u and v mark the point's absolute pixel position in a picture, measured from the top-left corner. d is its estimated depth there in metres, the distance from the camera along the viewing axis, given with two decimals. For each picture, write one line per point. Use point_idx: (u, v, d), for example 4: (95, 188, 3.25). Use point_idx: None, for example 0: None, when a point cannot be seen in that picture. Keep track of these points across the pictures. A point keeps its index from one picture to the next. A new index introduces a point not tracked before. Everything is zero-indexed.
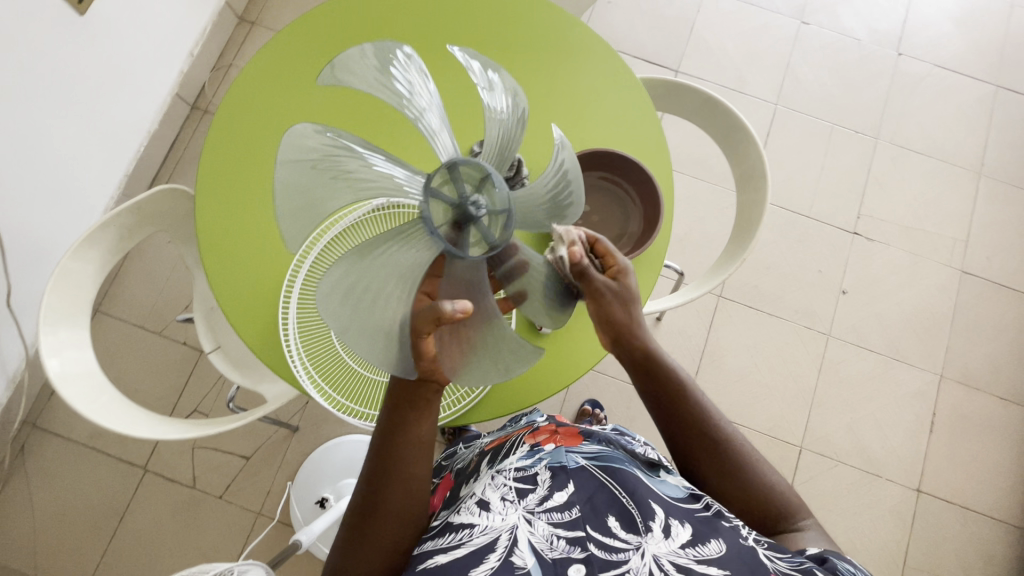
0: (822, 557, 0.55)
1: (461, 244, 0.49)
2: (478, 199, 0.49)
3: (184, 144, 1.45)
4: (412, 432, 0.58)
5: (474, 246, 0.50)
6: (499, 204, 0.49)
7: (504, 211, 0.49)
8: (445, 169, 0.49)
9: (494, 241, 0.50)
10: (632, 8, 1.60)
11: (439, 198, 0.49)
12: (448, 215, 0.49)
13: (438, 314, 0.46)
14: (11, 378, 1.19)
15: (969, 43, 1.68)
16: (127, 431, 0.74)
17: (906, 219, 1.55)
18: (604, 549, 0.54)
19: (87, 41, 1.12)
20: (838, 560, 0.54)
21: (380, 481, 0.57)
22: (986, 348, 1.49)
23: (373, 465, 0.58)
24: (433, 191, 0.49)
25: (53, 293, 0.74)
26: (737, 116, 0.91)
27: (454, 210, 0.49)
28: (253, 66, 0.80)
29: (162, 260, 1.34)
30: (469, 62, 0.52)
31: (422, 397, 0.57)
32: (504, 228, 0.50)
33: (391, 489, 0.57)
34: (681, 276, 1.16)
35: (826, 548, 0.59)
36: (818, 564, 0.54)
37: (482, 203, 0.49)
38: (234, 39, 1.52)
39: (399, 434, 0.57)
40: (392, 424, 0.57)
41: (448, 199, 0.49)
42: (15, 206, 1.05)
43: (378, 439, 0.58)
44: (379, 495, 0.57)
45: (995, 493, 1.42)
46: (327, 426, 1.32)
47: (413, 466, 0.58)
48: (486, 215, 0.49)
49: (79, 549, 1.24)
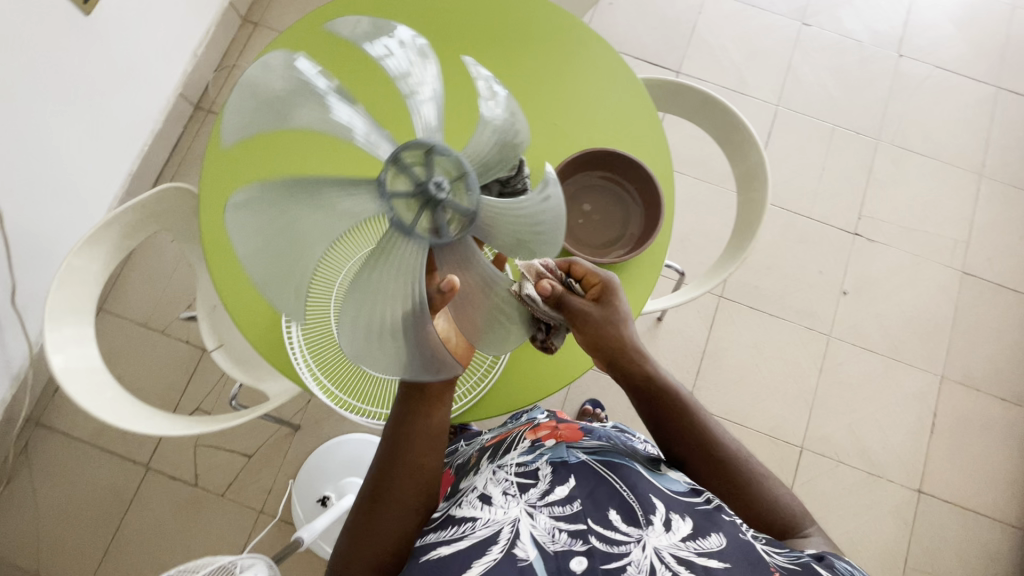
0: (819, 554, 0.57)
1: (405, 219, 0.52)
2: (437, 177, 0.53)
3: (188, 144, 1.46)
4: (422, 423, 0.60)
5: (419, 227, 0.53)
6: (456, 178, 0.54)
7: (467, 208, 0.54)
8: (425, 149, 0.53)
9: (445, 231, 0.54)
10: (634, 10, 1.61)
11: (407, 170, 0.53)
12: (409, 188, 0.53)
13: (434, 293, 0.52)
14: (15, 376, 1.19)
15: (970, 45, 1.68)
16: (131, 426, 0.75)
17: (907, 221, 1.55)
18: (605, 542, 0.54)
19: (92, 41, 1.13)
20: (836, 559, 0.56)
21: (388, 470, 0.59)
22: (987, 350, 1.49)
23: (384, 454, 0.60)
24: (402, 162, 0.53)
25: (59, 289, 0.74)
26: (737, 117, 0.92)
27: (416, 186, 0.53)
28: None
29: (165, 260, 1.35)
30: (482, 76, 0.56)
31: (431, 388, 0.60)
32: (462, 226, 0.54)
33: (401, 477, 0.59)
34: (681, 276, 1.16)
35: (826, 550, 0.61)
36: (816, 561, 0.56)
37: (442, 180, 0.53)
38: (238, 40, 1.53)
39: (410, 424, 0.60)
40: (404, 415, 0.60)
41: (411, 178, 0.53)
42: (21, 204, 1.06)
43: (390, 429, 0.61)
44: (389, 483, 0.59)
45: (996, 494, 1.42)
46: (329, 425, 1.33)
47: (423, 456, 0.60)
48: (449, 204, 0.53)
49: (82, 546, 1.24)
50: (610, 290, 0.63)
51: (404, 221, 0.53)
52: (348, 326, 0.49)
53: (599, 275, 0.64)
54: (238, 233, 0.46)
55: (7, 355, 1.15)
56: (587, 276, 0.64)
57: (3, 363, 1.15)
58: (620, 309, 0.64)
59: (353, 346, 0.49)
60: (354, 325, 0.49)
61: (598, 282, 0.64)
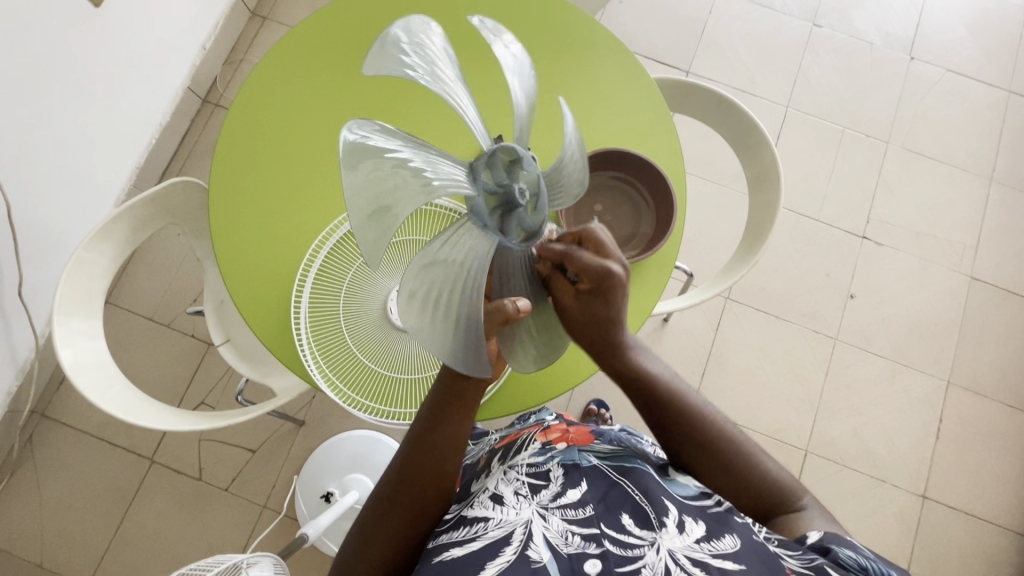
0: (824, 546, 0.55)
1: (483, 215, 0.46)
2: (520, 184, 0.47)
3: (195, 137, 1.45)
4: (453, 427, 0.59)
5: (492, 228, 0.47)
6: (531, 187, 0.49)
7: (533, 228, 0.50)
8: (520, 156, 0.48)
9: (511, 241, 0.48)
10: (644, 8, 1.60)
11: (495, 169, 0.47)
12: (492, 186, 0.47)
13: (507, 314, 0.48)
14: (20, 367, 1.19)
15: (981, 49, 1.67)
16: (139, 421, 0.75)
17: (916, 225, 1.54)
18: (619, 546, 0.54)
19: (101, 33, 1.12)
20: (841, 548, 0.54)
21: (412, 470, 0.59)
22: (995, 355, 1.48)
23: (409, 454, 0.60)
24: (495, 160, 0.47)
25: (68, 282, 0.74)
26: (752, 119, 0.91)
27: (500, 188, 0.47)
28: (268, 66, 0.80)
29: (172, 253, 1.35)
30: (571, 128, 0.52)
31: (468, 393, 0.59)
32: (523, 241, 0.50)
33: (420, 480, 0.59)
34: (691, 278, 1.15)
35: (826, 532, 0.59)
36: (823, 557, 0.54)
37: (524, 188, 0.47)
38: (246, 33, 1.52)
39: (439, 430, 0.59)
40: (435, 419, 0.59)
41: (491, 186, 0.47)
42: (30, 196, 1.06)
43: (417, 431, 0.60)
44: (409, 485, 0.59)
45: (1000, 501, 1.41)
46: (333, 421, 1.33)
47: (448, 459, 0.60)
48: (522, 218, 0.48)
49: (85, 538, 1.25)
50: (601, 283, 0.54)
51: (480, 216, 0.46)
52: (411, 291, 0.41)
53: (598, 269, 0.53)
54: (362, 140, 0.37)
55: (13, 347, 1.15)
56: (582, 271, 0.53)
57: (9, 354, 1.15)
58: (610, 304, 0.56)
59: (408, 315, 0.41)
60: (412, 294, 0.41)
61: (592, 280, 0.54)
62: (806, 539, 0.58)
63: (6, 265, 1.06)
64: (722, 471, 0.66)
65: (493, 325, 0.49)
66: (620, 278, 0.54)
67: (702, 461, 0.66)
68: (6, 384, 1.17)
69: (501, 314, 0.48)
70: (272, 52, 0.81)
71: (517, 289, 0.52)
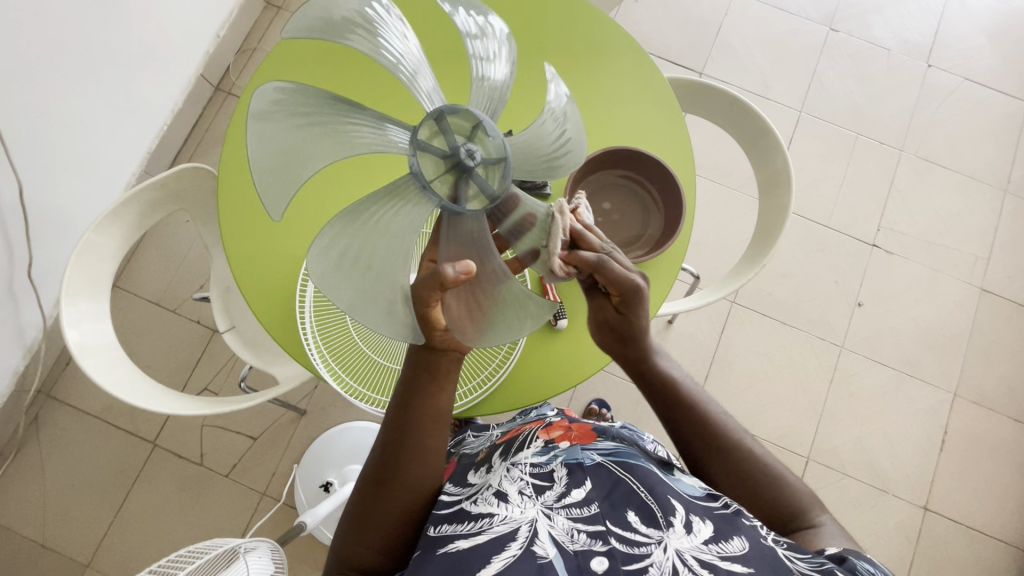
0: (841, 556, 0.55)
1: (426, 177, 0.50)
2: (472, 148, 0.50)
3: (207, 125, 1.46)
4: (429, 403, 0.60)
5: (438, 191, 0.50)
6: (494, 153, 0.52)
7: (493, 193, 0.52)
8: (474, 122, 0.51)
9: (462, 206, 0.52)
10: (660, 7, 1.59)
11: (433, 140, 0.50)
12: (439, 155, 0.50)
13: (443, 279, 0.49)
14: (28, 347, 1.20)
15: (1000, 58, 1.66)
16: (143, 404, 0.75)
17: (927, 234, 1.52)
18: (625, 543, 0.54)
19: (118, 17, 1.13)
20: (858, 560, 0.54)
21: (393, 451, 0.60)
22: (1003, 369, 1.46)
23: (389, 436, 0.61)
24: (446, 123, 0.50)
25: (77, 264, 0.75)
26: (764, 121, 0.90)
27: (447, 153, 0.50)
28: (287, 65, 0.79)
29: (181, 239, 1.35)
30: (558, 98, 0.58)
31: (440, 367, 0.60)
32: (482, 207, 0.53)
33: (406, 462, 0.60)
34: (697, 279, 1.14)
35: (845, 547, 0.58)
36: (837, 564, 0.54)
37: (477, 152, 0.50)
38: (261, 22, 1.53)
39: (416, 408, 0.60)
40: (411, 396, 0.60)
41: (441, 151, 0.50)
42: (42, 178, 1.07)
43: (395, 411, 0.61)
44: (396, 467, 0.60)
45: (1003, 515, 1.40)
46: (334, 412, 1.33)
47: (429, 437, 0.61)
48: (478, 180, 0.51)
49: (86, 519, 1.26)
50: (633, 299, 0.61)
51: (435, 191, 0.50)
52: (330, 240, 0.47)
53: (626, 282, 0.61)
54: (287, 90, 0.44)
55: (21, 327, 1.16)
56: (612, 283, 0.61)
57: (17, 334, 1.15)
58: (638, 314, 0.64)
59: (320, 260, 0.46)
60: (328, 241, 0.46)
61: (622, 292, 0.61)
62: (825, 551, 0.57)
63: (17, 245, 1.07)
64: (733, 477, 0.66)
65: (433, 287, 0.50)
66: (642, 291, 0.62)
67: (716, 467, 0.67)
68: (13, 363, 1.18)
69: (437, 278, 0.49)
70: (287, 42, 0.81)
71: (477, 256, 0.54)
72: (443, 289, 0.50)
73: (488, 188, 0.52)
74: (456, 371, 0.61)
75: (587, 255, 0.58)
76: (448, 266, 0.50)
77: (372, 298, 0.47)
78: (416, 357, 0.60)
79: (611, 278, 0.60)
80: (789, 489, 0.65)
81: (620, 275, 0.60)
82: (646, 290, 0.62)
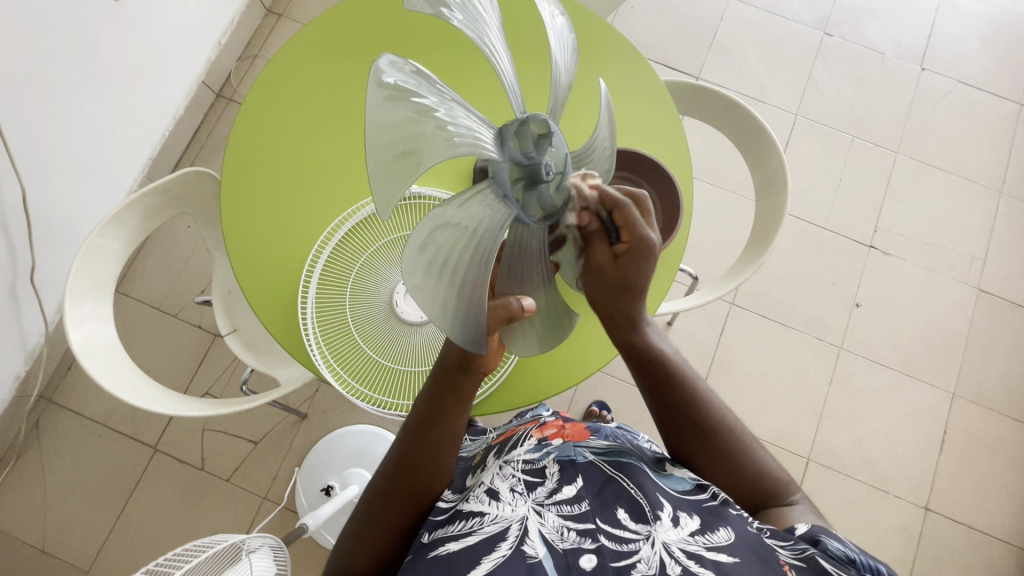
0: (813, 536, 0.56)
1: (504, 178, 0.47)
2: (548, 164, 0.49)
3: (208, 131, 1.47)
4: (450, 424, 0.61)
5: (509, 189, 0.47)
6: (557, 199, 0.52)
7: (528, 217, 0.50)
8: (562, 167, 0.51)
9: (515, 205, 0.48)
10: (656, 13, 1.61)
11: (524, 138, 0.48)
12: (520, 155, 0.48)
13: (512, 313, 0.51)
14: (30, 352, 1.20)
15: (993, 61, 1.67)
16: (144, 406, 0.76)
17: (924, 235, 1.53)
18: (614, 540, 0.54)
19: (121, 26, 1.14)
20: (829, 539, 0.56)
21: (408, 466, 0.61)
22: (1001, 369, 1.47)
23: (404, 450, 0.61)
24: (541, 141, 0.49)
25: (80, 268, 0.75)
26: (760, 122, 0.91)
27: (530, 159, 0.48)
28: (302, 78, 0.81)
29: (182, 245, 1.36)
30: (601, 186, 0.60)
31: (465, 389, 0.60)
32: (539, 219, 0.52)
33: (421, 475, 0.61)
34: (694, 280, 1.14)
35: (814, 524, 0.60)
36: (813, 547, 0.55)
37: (550, 169, 0.49)
38: (261, 30, 1.55)
39: (437, 426, 0.61)
40: (435, 416, 0.60)
41: (520, 155, 0.48)
42: (45, 184, 1.09)
43: (414, 425, 0.61)
44: (411, 478, 0.61)
45: (1004, 514, 1.40)
46: (335, 415, 1.34)
47: (444, 453, 0.62)
48: (540, 197, 0.50)
49: (86, 524, 1.26)
50: (645, 253, 0.57)
51: (502, 184, 0.47)
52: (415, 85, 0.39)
53: (641, 233, 0.56)
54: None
55: (23, 333, 1.16)
56: (627, 229, 0.56)
57: (19, 339, 1.16)
58: (643, 275, 0.58)
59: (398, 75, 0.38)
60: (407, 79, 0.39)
61: (633, 239, 0.56)
62: (795, 529, 0.59)
63: (20, 251, 1.08)
64: (717, 462, 0.66)
65: (497, 320, 0.51)
66: (656, 249, 0.58)
67: (706, 459, 0.66)
68: (15, 368, 1.18)
69: (506, 312, 0.51)
70: (287, 47, 0.82)
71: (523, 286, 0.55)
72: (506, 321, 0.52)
73: (528, 212, 0.50)
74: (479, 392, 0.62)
75: (609, 193, 0.56)
76: (515, 302, 0.52)
77: (397, 156, 0.37)
78: (444, 379, 0.60)
79: (626, 223, 0.56)
80: (779, 478, 0.66)
81: (636, 221, 0.56)
82: (658, 250, 0.58)
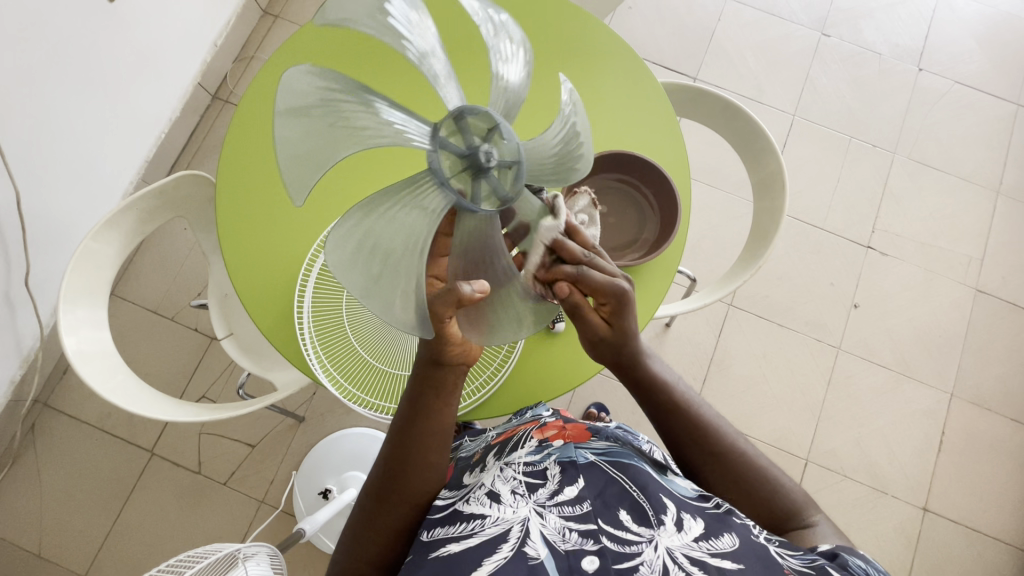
0: (833, 552, 0.56)
1: (442, 173, 0.51)
2: (489, 152, 0.51)
3: (204, 133, 1.47)
4: (435, 420, 0.61)
5: (451, 186, 0.51)
6: (510, 186, 0.52)
7: (475, 205, 0.52)
8: (513, 159, 0.52)
9: (454, 194, 0.51)
10: (653, 14, 1.61)
11: (465, 133, 0.51)
12: (459, 148, 0.51)
13: (460, 296, 0.51)
14: (25, 357, 1.19)
15: (990, 61, 1.67)
16: (140, 412, 0.75)
17: (922, 236, 1.53)
18: (616, 542, 0.53)
19: (115, 28, 1.14)
20: (850, 556, 0.55)
21: (396, 467, 0.60)
22: (999, 369, 1.47)
23: (392, 451, 0.61)
24: (476, 128, 0.51)
25: (74, 271, 0.75)
26: (759, 124, 0.91)
27: (468, 149, 0.51)
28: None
29: (178, 247, 1.35)
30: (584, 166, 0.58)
31: (448, 382, 0.60)
32: (493, 206, 0.53)
33: (408, 474, 0.60)
34: (694, 283, 1.14)
35: (839, 544, 0.59)
36: (830, 561, 0.54)
37: (493, 156, 0.51)
38: (258, 31, 1.54)
39: (422, 424, 0.60)
40: (421, 413, 0.60)
41: (457, 149, 0.51)
42: (39, 187, 1.08)
43: (400, 424, 0.61)
44: (400, 478, 0.60)
45: (1003, 515, 1.40)
46: (333, 417, 1.33)
47: (433, 452, 0.61)
48: (490, 181, 0.51)
49: (83, 529, 1.25)
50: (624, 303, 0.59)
51: (440, 174, 0.51)
52: (329, 91, 0.46)
53: (612, 286, 0.59)
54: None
55: (18, 337, 1.16)
56: (598, 290, 0.59)
57: (14, 343, 1.15)
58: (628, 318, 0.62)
59: (312, 80, 0.45)
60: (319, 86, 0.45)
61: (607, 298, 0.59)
62: (817, 548, 0.58)
63: (14, 254, 1.07)
64: (728, 478, 0.66)
65: (448, 305, 0.52)
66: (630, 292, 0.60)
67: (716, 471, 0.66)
68: (10, 372, 1.17)
69: (454, 296, 0.51)
70: (284, 49, 0.82)
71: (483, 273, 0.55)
72: (458, 305, 0.52)
73: (475, 202, 0.52)
74: (460, 386, 0.62)
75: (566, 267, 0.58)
76: (465, 285, 0.52)
77: (306, 154, 0.46)
78: (424, 374, 0.60)
79: (596, 287, 0.58)
80: (780, 485, 0.66)
81: (604, 281, 0.59)
82: (632, 292, 0.61)
